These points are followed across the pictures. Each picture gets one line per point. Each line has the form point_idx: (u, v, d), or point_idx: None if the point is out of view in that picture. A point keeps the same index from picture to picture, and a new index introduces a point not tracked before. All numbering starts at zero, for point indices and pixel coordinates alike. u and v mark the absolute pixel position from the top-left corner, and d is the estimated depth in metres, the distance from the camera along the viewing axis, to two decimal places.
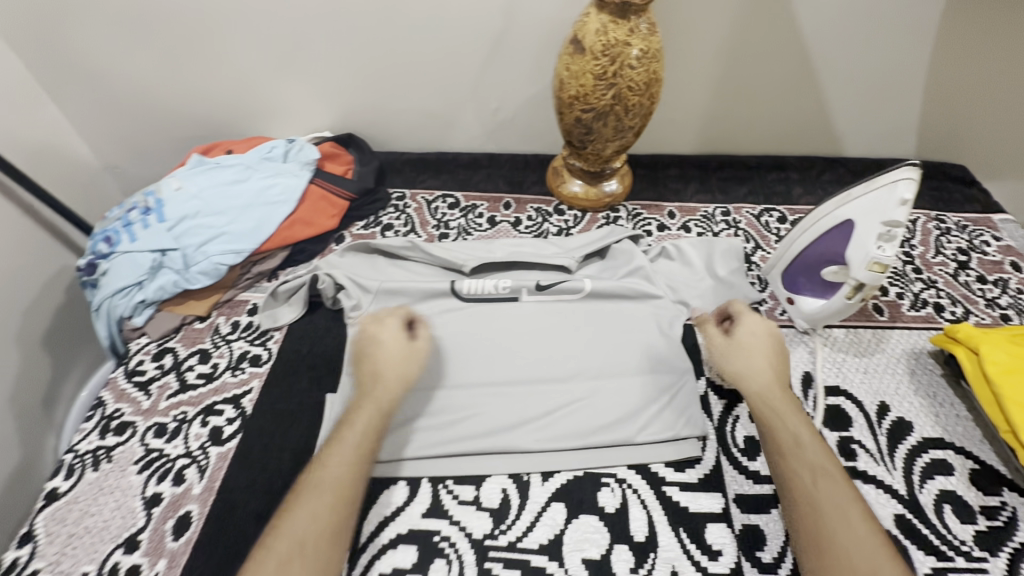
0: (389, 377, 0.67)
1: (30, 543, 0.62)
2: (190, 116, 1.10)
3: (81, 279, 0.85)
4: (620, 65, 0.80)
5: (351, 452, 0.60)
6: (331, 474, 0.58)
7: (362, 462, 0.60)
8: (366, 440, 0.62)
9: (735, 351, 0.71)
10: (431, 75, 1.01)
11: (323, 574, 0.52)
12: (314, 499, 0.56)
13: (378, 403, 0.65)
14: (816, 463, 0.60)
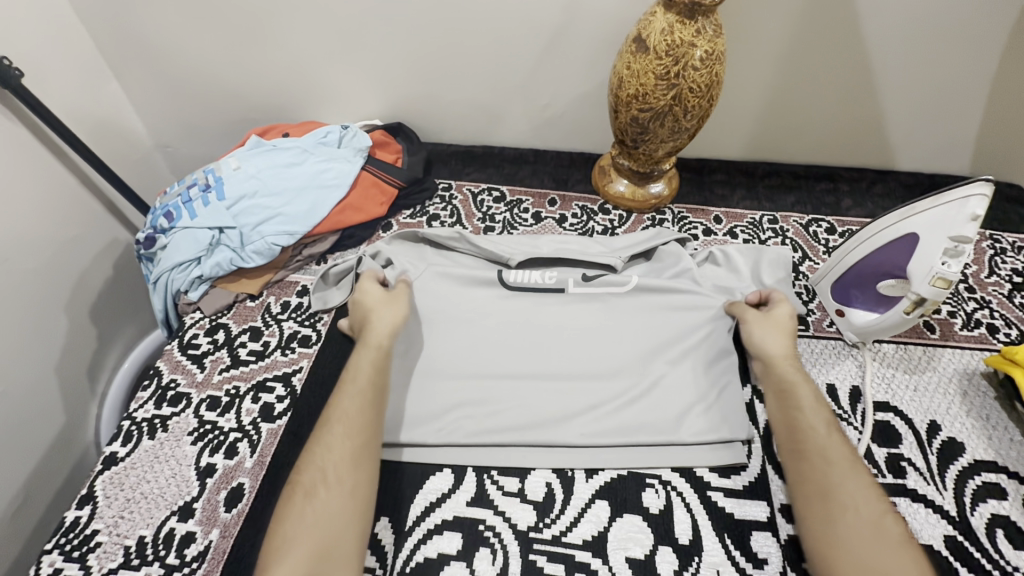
0: (380, 323, 0.71)
1: (89, 504, 0.64)
2: (244, 98, 1.12)
3: (140, 252, 0.87)
4: (683, 65, 0.79)
5: (361, 386, 0.65)
6: (343, 406, 0.63)
7: (372, 393, 0.65)
8: (371, 371, 0.67)
9: (764, 324, 0.74)
10: (485, 69, 1.02)
11: (352, 494, 0.57)
12: (330, 433, 0.61)
13: (373, 345, 0.70)
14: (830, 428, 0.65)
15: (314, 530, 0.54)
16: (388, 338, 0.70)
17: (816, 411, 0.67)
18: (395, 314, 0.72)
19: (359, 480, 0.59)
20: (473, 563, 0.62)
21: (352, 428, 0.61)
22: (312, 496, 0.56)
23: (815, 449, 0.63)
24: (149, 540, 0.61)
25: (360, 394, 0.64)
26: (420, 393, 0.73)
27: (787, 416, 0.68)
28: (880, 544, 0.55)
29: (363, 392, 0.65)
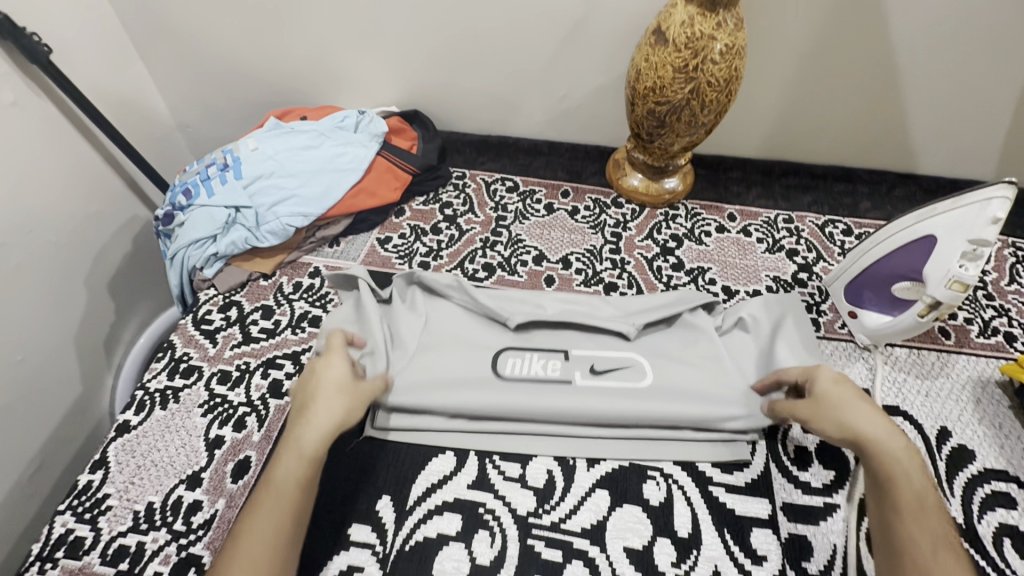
0: (320, 414, 0.58)
1: (102, 469, 0.66)
2: (264, 81, 1.13)
3: (158, 228, 0.89)
4: (702, 58, 0.78)
5: (298, 463, 0.55)
6: (274, 495, 0.54)
7: (303, 490, 0.54)
8: (307, 456, 0.55)
9: (825, 409, 0.61)
10: (503, 58, 1.02)
11: None
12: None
13: (301, 450, 0.55)
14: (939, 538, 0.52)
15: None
16: (320, 444, 0.56)
17: (933, 524, 0.53)
18: (338, 411, 0.59)
19: None
20: (471, 545, 0.63)
21: (284, 516, 0.53)
22: None
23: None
24: (158, 506, 0.63)
25: (297, 476, 0.55)
26: None
27: (886, 516, 0.55)
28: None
29: (296, 490, 0.54)
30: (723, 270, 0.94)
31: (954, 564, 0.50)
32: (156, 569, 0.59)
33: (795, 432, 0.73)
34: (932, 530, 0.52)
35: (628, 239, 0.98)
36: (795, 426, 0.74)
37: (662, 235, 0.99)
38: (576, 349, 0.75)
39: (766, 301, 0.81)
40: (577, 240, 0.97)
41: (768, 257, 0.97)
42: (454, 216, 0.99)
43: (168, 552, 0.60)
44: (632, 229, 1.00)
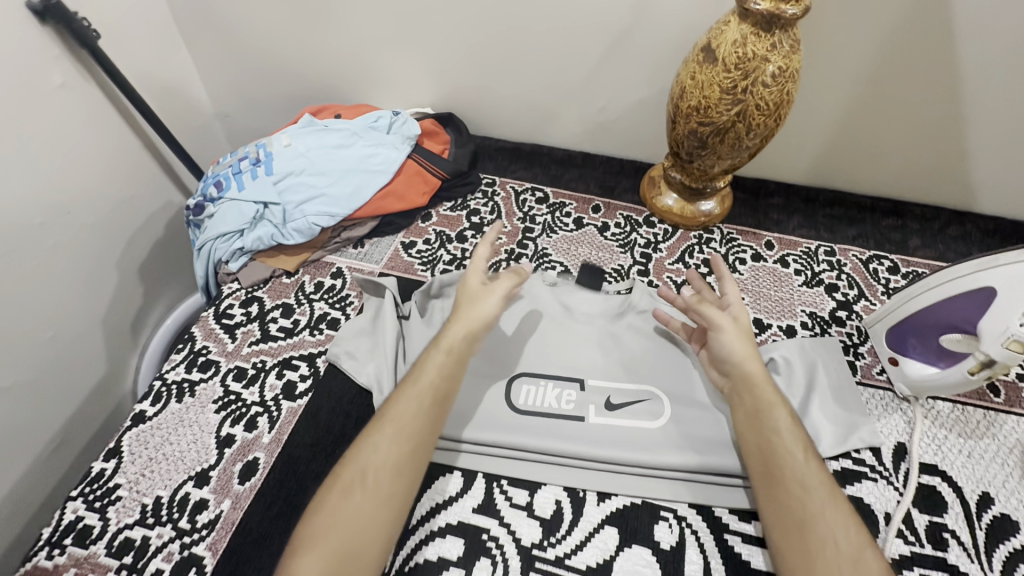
0: (473, 313, 0.66)
1: (115, 458, 0.67)
2: (303, 76, 1.13)
3: (188, 217, 0.90)
4: (753, 81, 0.74)
5: (422, 392, 0.60)
6: (400, 413, 0.59)
7: (424, 421, 0.59)
8: (433, 385, 0.61)
9: (719, 332, 0.68)
10: (542, 66, 0.99)
11: (388, 507, 0.54)
12: (381, 434, 0.57)
13: (450, 342, 0.64)
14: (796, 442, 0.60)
15: (341, 538, 0.51)
16: (466, 341, 0.64)
17: (796, 428, 0.61)
18: (484, 312, 0.66)
19: (395, 493, 0.55)
20: (472, 572, 0.61)
21: (401, 437, 0.57)
22: (348, 498, 0.53)
23: (793, 473, 0.58)
24: (165, 501, 0.63)
25: (418, 404, 0.60)
26: None
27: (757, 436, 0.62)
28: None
29: (417, 415, 0.59)
30: (756, 301, 0.90)
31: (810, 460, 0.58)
32: (158, 566, 0.59)
33: None
34: (794, 435, 0.60)
35: (658, 261, 0.94)
36: None
37: (694, 259, 0.95)
38: (592, 382, 0.76)
39: (801, 344, 0.82)
40: (604, 259, 0.94)
41: (805, 291, 0.92)
42: (480, 225, 0.98)
43: (170, 550, 0.60)
44: (663, 251, 0.96)
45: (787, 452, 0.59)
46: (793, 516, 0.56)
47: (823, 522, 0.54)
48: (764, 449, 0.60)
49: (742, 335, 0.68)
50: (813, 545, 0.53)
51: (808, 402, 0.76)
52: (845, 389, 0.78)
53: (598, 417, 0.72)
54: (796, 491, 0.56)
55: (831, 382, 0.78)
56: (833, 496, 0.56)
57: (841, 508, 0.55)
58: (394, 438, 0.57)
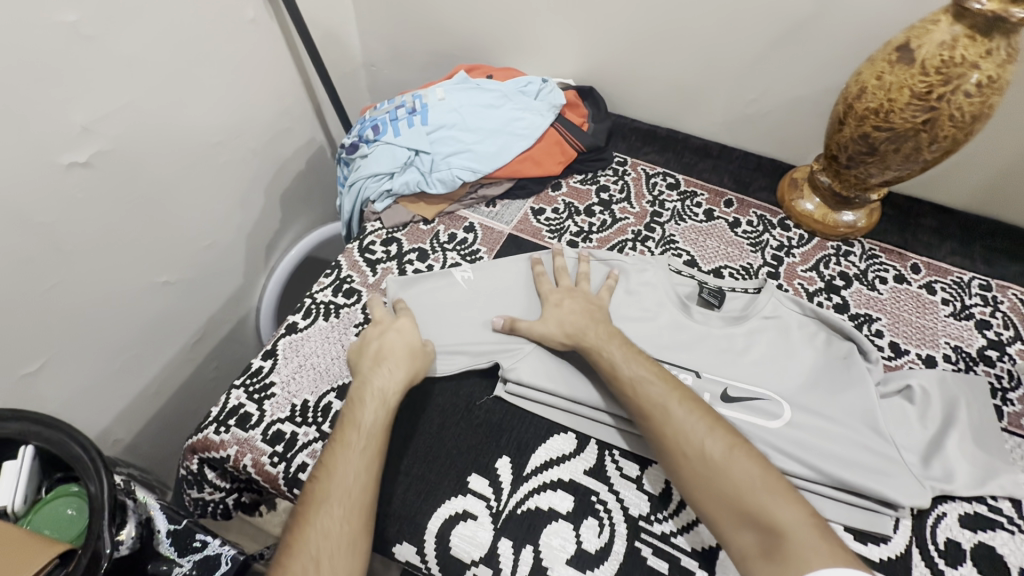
0: (398, 365, 0.67)
1: (271, 358, 0.75)
2: (453, 35, 1.17)
3: (342, 154, 0.96)
4: (953, 88, 0.69)
5: (357, 460, 0.59)
6: (336, 489, 0.57)
7: (367, 491, 0.58)
8: (369, 451, 0.60)
9: (543, 321, 0.73)
10: (700, 49, 0.97)
11: None
12: (326, 512, 0.55)
13: (382, 397, 0.64)
14: (684, 419, 0.60)
15: None
16: (400, 392, 0.65)
17: (654, 376, 0.65)
18: (414, 367, 0.69)
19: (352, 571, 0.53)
20: (579, 529, 0.63)
21: (349, 505, 0.56)
22: None
23: (693, 450, 0.58)
24: (311, 404, 0.70)
25: (359, 471, 0.58)
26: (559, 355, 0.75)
27: (653, 427, 0.61)
28: (766, 505, 0.53)
29: (362, 485, 0.58)
30: (895, 324, 0.85)
31: (708, 432, 0.59)
32: (303, 460, 0.66)
33: (946, 524, 0.66)
34: (650, 380, 0.64)
35: (790, 266, 0.91)
36: (948, 516, 0.67)
37: (830, 270, 0.91)
38: (709, 373, 0.76)
39: (941, 377, 0.76)
40: (733, 255, 0.92)
41: (952, 323, 0.85)
42: (609, 202, 0.98)
43: (314, 448, 0.66)
44: (796, 256, 0.92)
45: (681, 434, 0.59)
46: (688, 464, 0.58)
47: (714, 460, 0.57)
48: (638, 412, 0.63)
49: (581, 317, 0.73)
50: (712, 489, 0.56)
51: (944, 437, 0.71)
52: (988, 431, 0.72)
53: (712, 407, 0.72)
54: (681, 438, 0.59)
55: (972, 421, 0.73)
56: (735, 453, 0.57)
57: (728, 441, 0.58)
58: (346, 507, 0.56)
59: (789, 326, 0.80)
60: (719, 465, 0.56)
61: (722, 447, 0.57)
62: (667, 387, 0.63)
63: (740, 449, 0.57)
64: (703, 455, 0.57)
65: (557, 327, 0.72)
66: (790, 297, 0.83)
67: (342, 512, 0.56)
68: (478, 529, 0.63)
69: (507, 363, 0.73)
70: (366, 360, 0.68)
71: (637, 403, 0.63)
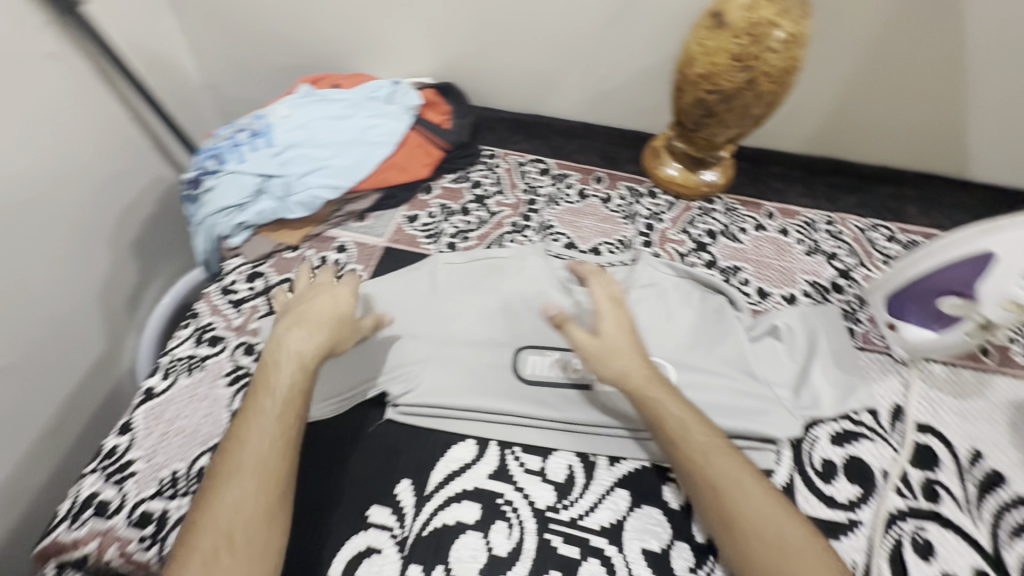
0: (314, 327, 0.62)
1: (128, 433, 0.67)
2: (296, 47, 1.10)
3: (185, 191, 0.88)
4: (761, 47, 0.74)
5: (273, 425, 0.55)
6: (248, 458, 0.53)
7: (282, 454, 0.54)
8: (286, 417, 0.56)
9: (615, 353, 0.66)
10: (545, 34, 0.98)
11: (263, 556, 0.50)
12: (236, 485, 0.52)
13: (298, 358, 0.60)
14: (731, 470, 0.57)
15: None
16: (319, 351, 0.61)
17: (669, 396, 0.63)
18: (334, 323, 0.64)
19: (268, 542, 0.51)
20: (489, 535, 0.63)
21: (259, 477, 0.53)
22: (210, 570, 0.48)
23: (738, 500, 0.56)
24: (183, 473, 0.64)
25: (273, 438, 0.55)
26: (448, 364, 0.74)
27: (697, 468, 0.58)
28: (805, 560, 0.52)
29: (273, 454, 0.54)
30: (759, 270, 0.91)
31: (749, 482, 0.57)
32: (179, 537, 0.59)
33: (820, 445, 0.73)
34: (669, 402, 0.62)
35: (662, 232, 0.95)
36: (821, 438, 0.73)
37: (697, 229, 0.96)
38: None
39: (802, 312, 0.83)
40: (608, 231, 0.94)
41: (806, 259, 0.93)
42: (483, 197, 0.97)
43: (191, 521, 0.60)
44: (666, 222, 0.96)
45: (725, 482, 0.57)
46: (733, 514, 0.55)
47: (732, 485, 0.57)
48: (678, 455, 0.60)
49: (626, 336, 0.68)
50: (730, 516, 0.56)
51: (810, 367, 0.77)
52: (844, 353, 0.80)
53: None
54: (722, 485, 0.57)
55: (830, 346, 0.80)
56: (778, 506, 0.56)
57: (741, 468, 0.58)
58: (253, 481, 0.52)
59: (665, 289, 0.84)
60: (735, 489, 0.56)
61: (766, 497, 0.56)
62: (713, 434, 0.61)
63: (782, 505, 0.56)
64: (723, 479, 0.57)
65: (632, 356, 0.65)
66: (663, 262, 0.87)
67: (247, 486, 0.52)
68: (384, 562, 0.61)
69: (395, 389, 0.72)
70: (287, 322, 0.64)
71: (680, 451, 0.60)
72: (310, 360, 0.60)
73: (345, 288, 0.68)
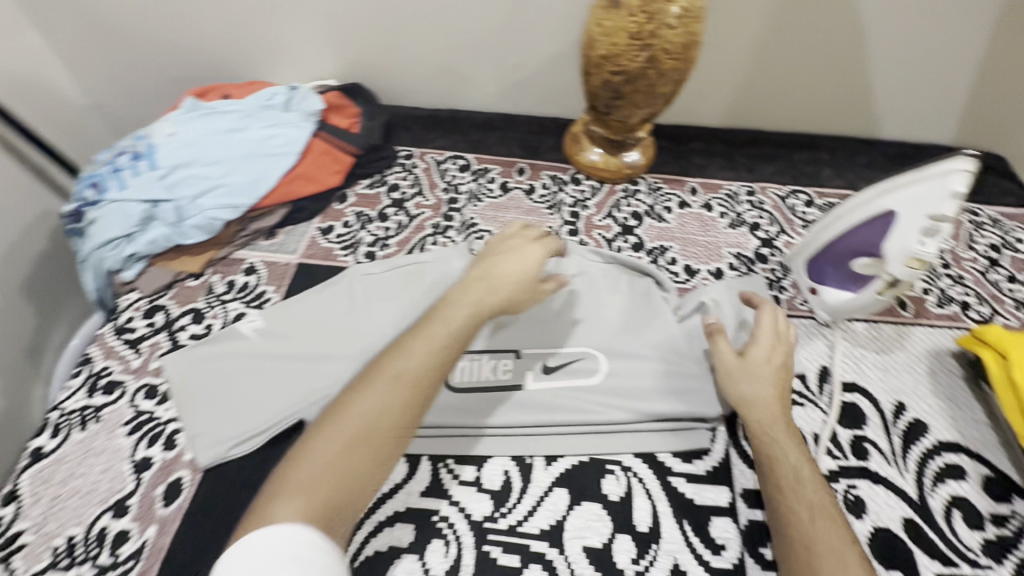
0: (490, 289, 0.62)
1: (14, 503, 0.61)
2: (185, 57, 1.02)
3: (66, 226, 0.80)
4: (658, 23, 0.72)
5: (428, 350, 0.57)
6: (393, 370, 0.55)
7: (416, 385, 0.55)
8: (438, 353, 0.57)
9: (744, 374, 0.67)
10: (449, 24, 0.94)
11: (370, 469, 0.52)
12: (373, 394, 0.54)
13: (478, 301, 0.61)
14: (814, 503, 0.57)
15: (323, 487, 0.49)
16: (496, 306, 0.61)
17: (771, 397, 0.65)
18: (529, 270, 0.65)
19: (378, 461, 0.52)
20: (424, 556, 0.60)
21: (393, 390, 0.54)
22: (329, 463, 0.50)
23: (805, 532, 0.55)
24: (81, 538, 0.59)
25: (418, 363, 0.56)
26: None
27: (780, 489, 0.59)
28: None
29: (409, 387, 0.55)
30: (685, 248, 0.91)
31: (822, 522, 0.56)
32: None
33: None
34: (768, 401, 0.64)
35: (587, 219, 0.93)
36: None
37: (622, 212, 0.95)
38: (527, 349, 0.75)
39: (728, 285, 0.82)
40: (533, 223, 0.92)
41: (730, 232, 0.94)
42: (401, 201, 0.93)
43: None
44: (592, 208, 0.95)
45: (796, 511, 0.57)
46: (795, 542, 0.55)
47: (800, 488, 0.59)
48: (767, 475, 0.61)
49: (778, 370, 0.67)
50: (788, 515, 0.57)
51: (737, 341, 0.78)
52: None
53: (536, 382, 0.73)
54: (795, 512, 0.57)
55: (757, 317, 0.79)
56: (846, 555, 0.53)
57: (828, 509, 0.57)
58: (390, 391, 0.54)
59: (593, 277, 0.82)
60: (804, 491, 0.59)
61: (836, 538, 0.54)
62: (815, 474, 0.60)
63: (850, 557, 0.53)
64: (798, 480, 0.60)
65: (767, 383, 0.66)
66: (590, 249, 0.86)
67: (383, 397, 0.54)
68: None
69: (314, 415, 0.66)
70: (476, 267, 0.66)
71: (772, 473, 0.61)
72: (490, 302, 0.61)
73: (536, 249, 0.68)
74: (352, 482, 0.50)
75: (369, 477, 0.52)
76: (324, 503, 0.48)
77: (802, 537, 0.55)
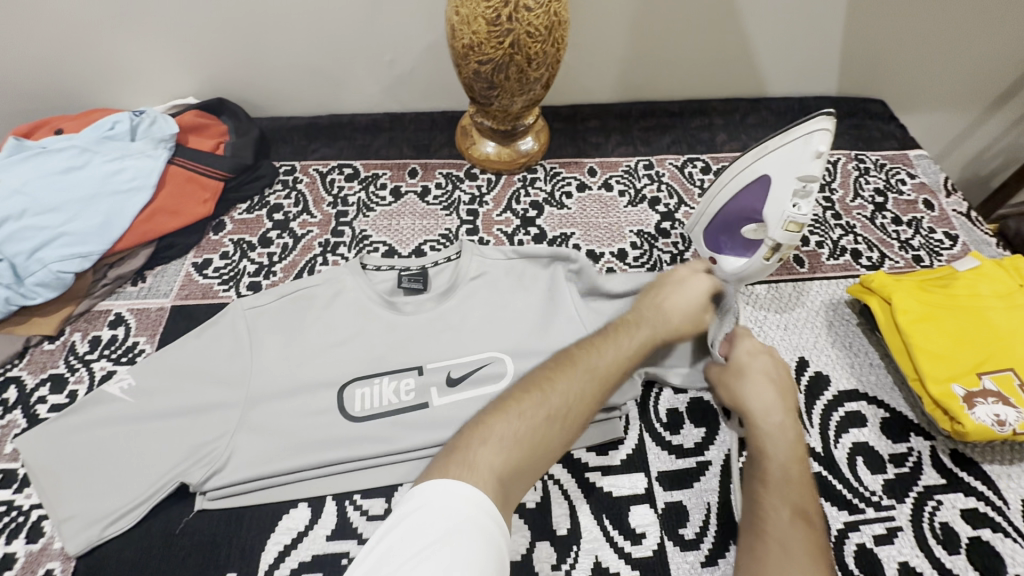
0: (663, 316, 0.69)
1: None
2: (10, 89, 0.90)
3: None
4: (514, 6, 0.69)
5: (619, 353, 0.63)
6: (587, 361, 0.61)
7: (603, 387, 0.60)
8: (619, 357, 0.63)
9: (744, 370, 0.65)
10: (307, 25, 0.87)
11: (552, 452, 0.54)
12: (578, 378, 0.59)
13: (651, 326, 0.67)
14: (794, 504, 0.55)
15: (514, 451, 0.51)
16: (661, 332, 0.67)
17: (776, 397, 0.63)
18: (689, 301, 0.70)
19: (559, 443, 0.55)
20: None
21: (591, 381, 0.59)
22: (523, 435, 0.53)
23: (777, 532, 0.53)
24: None
25: (609, 362, 0.61)
26: (261, 426, 0.64)
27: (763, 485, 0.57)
28: None
29: (596, 383, 0.59)
30: (586, 233, 0.89)
31: (800, 524, 0.53)
32: None
33: (666, 397, 0.73)
34: (770, 398, 0.62)
35: (486, 216, 0.90)
36: (665, 389, 0.73)
37: (521, 204, 0.92)
38: (431, 362, 0.69)
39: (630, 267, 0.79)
40: (430, 227, 0.88)
41: (631, 211, 0.93)
42: (286, 221, 0.86)
43: None
44: (489, 204, 0.92)
45: (776, 509, 0.55)
46: (764, 540, 0.53)
47: (785, 488, 0.56)
48: (754, 468, 0.59)
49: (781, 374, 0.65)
50: (764, 514, 0.55)
51: None
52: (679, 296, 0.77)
53: (441, 398, 0.67)
54: (773, 508, 0.55)
55: None
56: (816, 561, 0.50)
57: (809, 514, 0.54)
58: (587, 383, 0.59)
59: (496, 276, 0.74)
60: (788, 490, 0.56)
61: (808, 544, 0.51)
62: (805, 478, 0.57)
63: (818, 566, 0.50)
64: (787, 481, 0.57)
65: (768, 381, 0.64)
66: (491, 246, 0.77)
67: (580, 388, 0.58)
68: None
69: (197, 475, 0.61)
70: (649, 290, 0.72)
71: (761, 468, 0.59)
72: (668, 326, 0.68)
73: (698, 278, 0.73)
74: (539, 454, 0.53)
75: (547, 454, 0.55)
76: (512, 466, 0.51)
77: (774, 535, 0.52)
